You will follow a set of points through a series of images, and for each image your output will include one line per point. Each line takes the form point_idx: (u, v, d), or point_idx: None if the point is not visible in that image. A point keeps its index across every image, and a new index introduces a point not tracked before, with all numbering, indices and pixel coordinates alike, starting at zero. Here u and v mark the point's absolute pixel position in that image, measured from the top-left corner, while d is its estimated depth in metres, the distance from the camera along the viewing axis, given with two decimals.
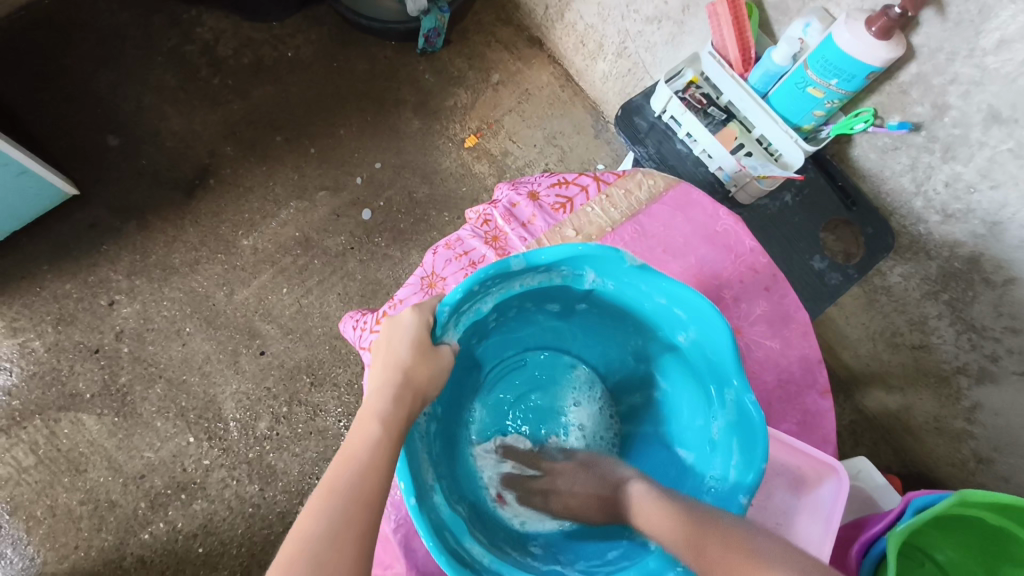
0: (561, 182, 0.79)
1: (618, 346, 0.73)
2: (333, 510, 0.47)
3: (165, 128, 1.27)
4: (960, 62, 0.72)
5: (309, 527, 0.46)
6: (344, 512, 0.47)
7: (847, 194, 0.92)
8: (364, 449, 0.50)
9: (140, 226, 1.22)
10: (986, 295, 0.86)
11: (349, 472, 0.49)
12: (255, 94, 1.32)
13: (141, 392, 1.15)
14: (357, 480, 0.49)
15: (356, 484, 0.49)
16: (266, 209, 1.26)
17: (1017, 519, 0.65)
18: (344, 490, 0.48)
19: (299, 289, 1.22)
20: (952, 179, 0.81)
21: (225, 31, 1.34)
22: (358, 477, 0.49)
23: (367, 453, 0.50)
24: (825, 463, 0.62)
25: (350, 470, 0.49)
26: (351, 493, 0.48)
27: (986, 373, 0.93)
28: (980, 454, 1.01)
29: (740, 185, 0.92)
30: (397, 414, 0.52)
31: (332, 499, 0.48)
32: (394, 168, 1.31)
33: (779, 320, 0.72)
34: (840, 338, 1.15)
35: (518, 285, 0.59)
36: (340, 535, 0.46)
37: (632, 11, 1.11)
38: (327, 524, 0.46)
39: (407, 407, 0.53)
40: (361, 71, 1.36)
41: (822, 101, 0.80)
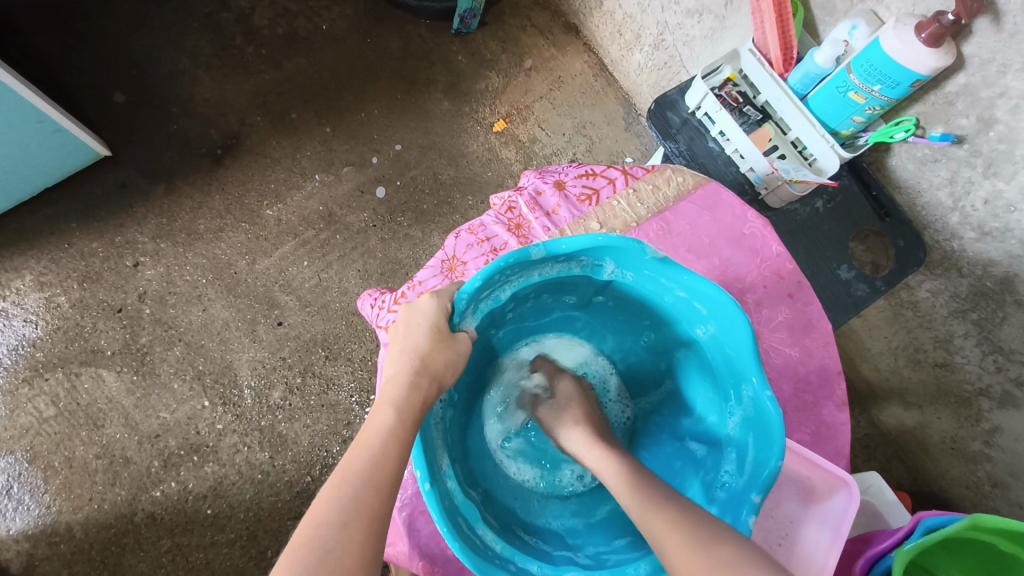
0: (589, 174, 0.78)
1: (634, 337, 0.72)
2: (343, 497, 0.47)
3: (198, 94, 1.28)
4: (1012, 75, 0.69)
5: (321, 512, 0.46)
6: (355, 497, 0.47)
7: (880, 204, 0.89)
8: (378, 435, 0.51)
9: (169, 190, 1.23)
10: (1016, 317, 0.84)
11: (362, 459, 0.49)
12: (288, 66, 1.32)
13: (161, 353, 1.17)
14: (370, 468, 0.49)
15: (368, 473, 0.49)
16: (293, 180, 1.26)
17: None
18: (356, 477, 0.48)
19: (320, 263, 1.23)
20: (992, 196, 0.79)
21: (262, 1, 1.34)
22: (370, 464, 0.49)
23: (381, 440, 0.50)
24: (836, 476, 0.61)
25: (362, 457, 0.50)
26: (365, 481, 0.48)
27: (1008, 397, 0.91)
28: (995, 477, 0.99)
29: (771, 188, 0.90)
30: (411, 401, 0.53)
31: (344, 486, 0.48)
32: (421, 148, 1.30)
33: (800, 328, 0.70)
34: (861, 349, 1.14)
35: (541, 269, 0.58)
36: (352, 523, 0.46)
37: (673, 3, 1.09)
38: (338, 510, 0.46)
39: (423, 395, 0.53)
40: (394, 48, 1.35)
41: (863, 107, 0.78)
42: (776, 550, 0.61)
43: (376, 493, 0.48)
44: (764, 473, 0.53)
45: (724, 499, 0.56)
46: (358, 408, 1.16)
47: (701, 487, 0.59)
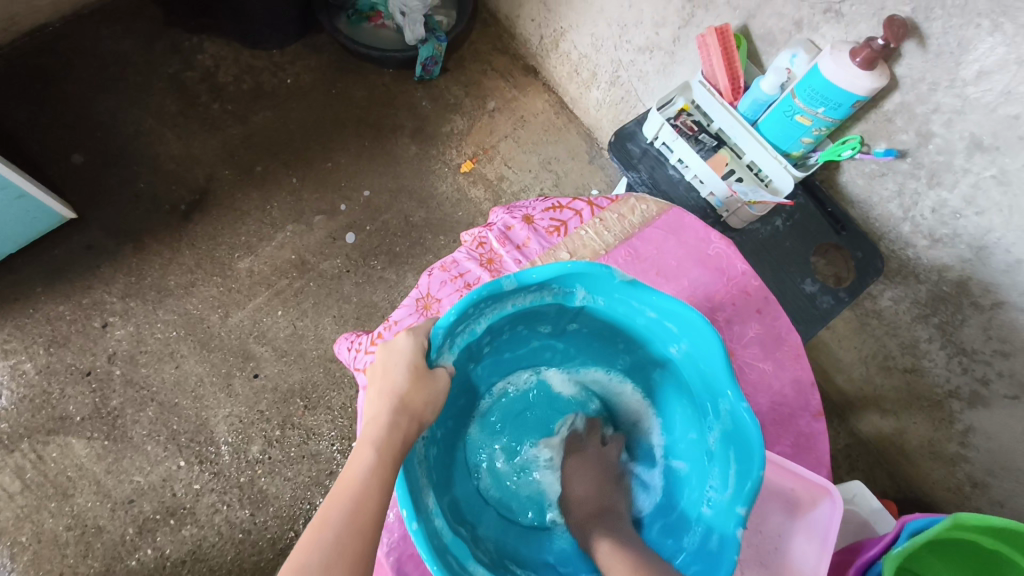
0: (556, 207, 0.79)
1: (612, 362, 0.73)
2: (326, 541, 0.47)
3: (164, 153, 1.29)
4: (942, 91, 0.74)
5: (303, 557, 0.47)
6: (337, 543, 0.48)
7: (836, 219, 0.92)
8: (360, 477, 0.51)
9: (137, 248, 1.22)
10: (975, 318, 0.88)
11: (344, 499, 0.50)
12: (254, 120, 1.34)
13: (133, 415, 1.14)
14: (352, 509, 0.49)
15: (350, 514, 0.49)
16: (263, 231, 1.27)
17: (1011, 543, 0.67)
18: (339, 519, 0.49)
19: (294, 312, 1.22)
20: (938, 205, 0.83)
21: (226, 58, 1.36)
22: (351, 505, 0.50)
23: (363, 480, 0.50)
24: (820, 485, 0.62)
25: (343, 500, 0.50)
26: (346, 525, 0.48)
27: (977, 397, 0.96)
28: (975, 478, 1.04)
29: (732, 210, 0.92)
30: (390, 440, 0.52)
31: (326, 529, 0.48)
32: (391, 193, 1.32)
33: (771, 342, 0.71)
34: (833, 361, 1.18)
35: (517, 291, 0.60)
36: (334, 567, 0.46)
37: (625, 42, 1.14)
38: (320, 556, 0.47)
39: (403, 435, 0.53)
40: (359, 97, 1.38)
41: (809, 129, 0.83)
42: (767, 565, 0.61)
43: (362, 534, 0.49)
44: (747, 484, 0.53)
45: (711, 516, 0.56)
46: (341, 457, 1.14)
47: (689, 506, 0.60)
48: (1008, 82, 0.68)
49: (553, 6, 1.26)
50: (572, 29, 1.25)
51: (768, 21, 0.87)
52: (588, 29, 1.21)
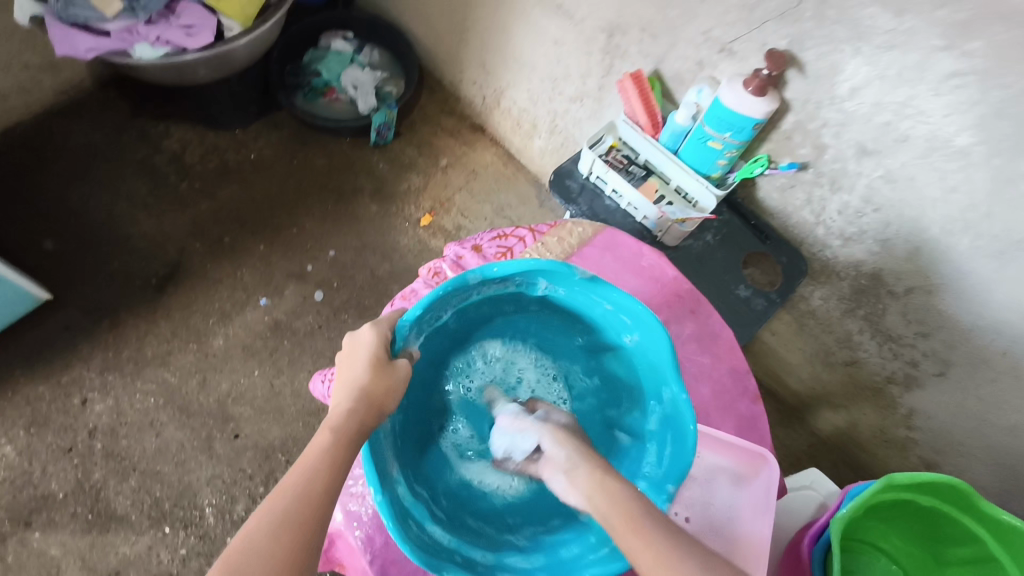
0: (501, 235, 0.87)
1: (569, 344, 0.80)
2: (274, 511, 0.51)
3: (137, 232, 1.35)
4: (826, 109, 0.85)
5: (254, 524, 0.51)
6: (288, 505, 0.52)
7: (760, 231, 1.03)
8: (316, 452, 0.56)
9: (113, 324, 1.27)
10: (893, 305, 0.97)
11: (296, 476, 0.54)
12: (222, 194, 1.42)
13: (115, 486, 1.15)
14: (303, 485, 0.53)
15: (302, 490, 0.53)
16: (236, 297, 1.32)
17: (941, 496, 0.74)
18: (291, 492, 0.53)
19: (270, 370, 1.27)
20: (843, 207, 0.93)
21: (191, 140, 1.46)
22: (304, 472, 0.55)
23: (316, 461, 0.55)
24: (756, 453, 0.69)
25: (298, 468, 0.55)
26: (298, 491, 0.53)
27: (912, 379, 1.04)
28: (926, 459, 1.12)
29: (664, 230, 1.01)
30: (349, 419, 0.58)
31: (278, 500, 0.52)
32: (356, 250, 1.40)
33: (707, 338, 0.79)
34: (782, 364, 1.26)
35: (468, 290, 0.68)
36: (281, 532, 0.50)
37: (557, 94, 1.27)
38: (270, 516, 0.51)
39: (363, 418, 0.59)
40: (319, 165, 1.48)
41: (722, 152, 0.94)
42: (721, 535, 0.67)
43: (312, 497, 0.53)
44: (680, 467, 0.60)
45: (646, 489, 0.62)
46: None
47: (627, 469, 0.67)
48: (876, 95, 0.79)
49: (491, 69, 1.40)
50: (509, 88, 1.39)
51: (674, 64, 0.99)
52: (524, 87, 1.35)
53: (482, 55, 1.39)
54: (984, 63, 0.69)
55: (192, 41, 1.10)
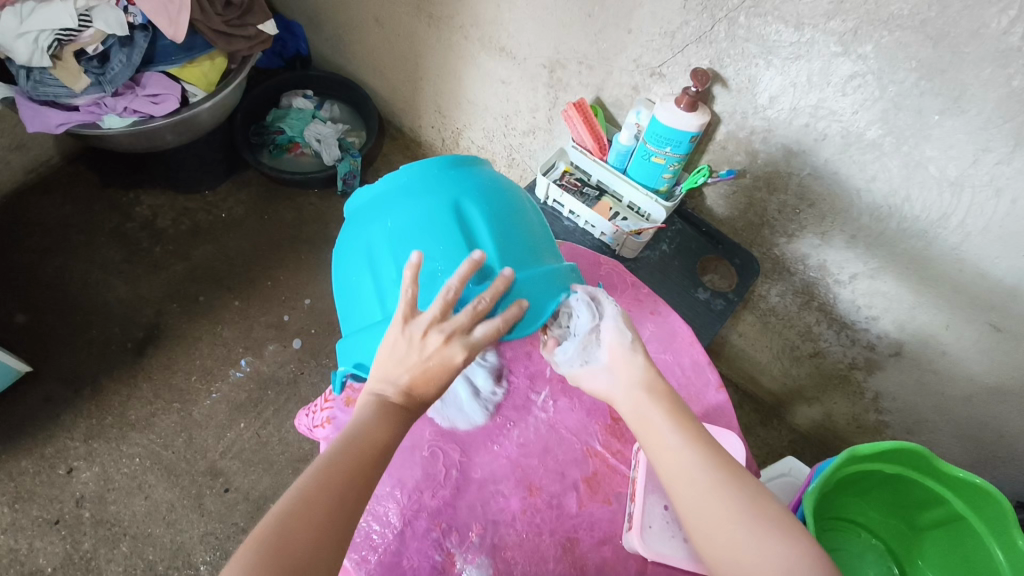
0: None
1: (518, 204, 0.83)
2: (307, 500, 0.53)
3: (113, 298, 1.38)
4: (751, 118, 0.93)
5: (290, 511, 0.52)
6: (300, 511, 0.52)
7: (712, 237, 1.10)
8: (341, 461, 0.57)
9: (95, 391, 1.27)
10: (843, 293, 1.04)
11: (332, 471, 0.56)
12: (196, 254, 1.46)
13: (106, 554, 1.14)
14: (333, 478, 0.55)
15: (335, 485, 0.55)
16: (217, 352, 1.35)
17: (904, 462, 0.78)
18: (328, 487, 0.55)
19: (256, 422, 1.28)
20: (782, 206, 1.00)
21: (162, 207, 1.51)
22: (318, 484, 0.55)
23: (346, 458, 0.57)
24: (718, 431, 0.75)
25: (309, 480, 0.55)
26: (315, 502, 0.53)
27: (872, 362, 1.09)
28: (898, 438, 1.17)
29: (621, 243, 1.06)
30: (377, 417, 0.61)
31: (316, 494, 0.54)
32: (333, 296, 1.44)
33: (667, 336, 0.85)
34: (753, 365, 1.31)
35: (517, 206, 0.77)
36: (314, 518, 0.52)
37: (510, 129, 1.35)
38: (302, 503, 0.53)
39: (386, 412, 0.62)
40: (290, 219, 1.54)
41: (666, 166, 1.00)
42: None
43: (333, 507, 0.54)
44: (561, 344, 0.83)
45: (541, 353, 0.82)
46: None
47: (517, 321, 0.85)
48: (793, 101, 0.87)
49: (446, 112, 1.48)
50: (466, 128, 1.46)
51: (613, 91, 1.07)
52: (479, 126, 1.42)
53: (436, 101, 1.47)
54: (877, 64, 0.77)
55: (158, 108, 1.16)
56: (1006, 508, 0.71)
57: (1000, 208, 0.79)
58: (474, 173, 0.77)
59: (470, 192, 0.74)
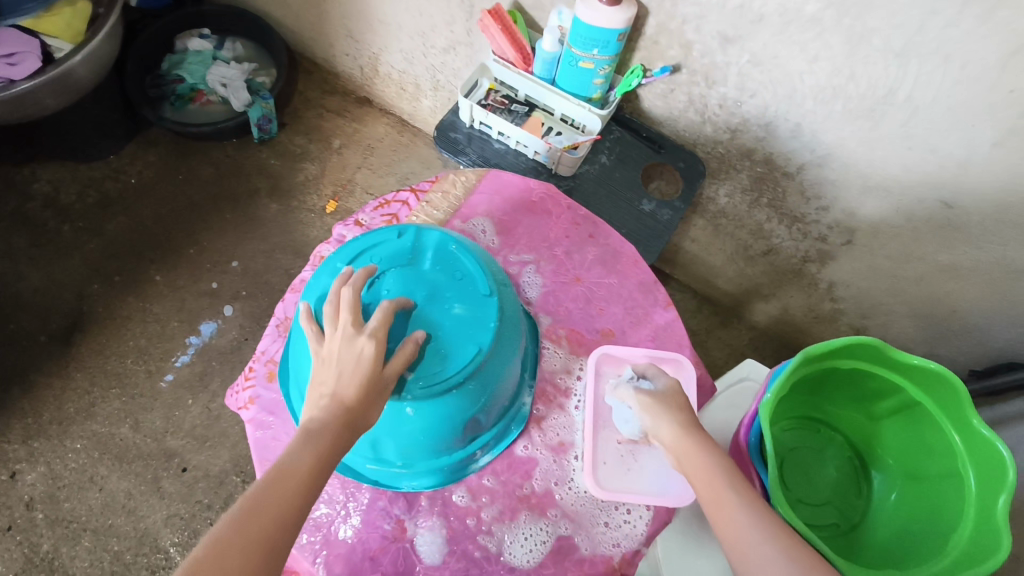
0: (383, 204, 0.80)
1: (513, 314, 0.70)
2: (249, 522, 0.49)
3: (26, 287, 1.27)
4: (682, 4, 0.84)
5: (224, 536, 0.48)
6: (223, 562, 0.47)
7: (653, 141, 1.02)
8: (264, 507, 0.50)
9: (24, 389, 1.19)
10: (792, 186, 0.98)
11: (267, 488, 0.52)
12: (109, 228, 1.34)
13: (69, 552, 1.10)
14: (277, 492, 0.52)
15: (276, 504, 0.51)
16: (150, 330, 1.26)
17: (857, 355, 0.76)
18: (262, 508, 0.50)
19: (204, 396, 1.22)
20: (723, 100, 0.93)
21: (62, 179, 1.37)
22: (237, 526, 0.49)
23: (289, 470, 0.53)
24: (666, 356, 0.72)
25: (226, 523, 0.49)
26: (238, 551, 0.47)
27: (826, 254, 1.06)
28: (856, 325, 1.16)
29: (557, 161, 0.99)
30: (307, 450, 0.54)
31: (252, 517, 0.49)
32: (265, 253, 1.35)
33: (610, 258, 0.79)
34: (710, 270, 1.27)
35: (514, 359, 0.70)
36: (247, 538, 0.48)
37: (429, 47, 1.22)
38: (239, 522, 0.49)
39: (322, 449, 0.55)
40: (207, 175, 1.41)
41: (596, 70, 0.91)
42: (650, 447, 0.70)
43: (262, 556, 0.48)
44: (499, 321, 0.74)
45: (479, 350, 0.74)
46: None
47: None
48: None
49: (358, 36, 1.34)
50: (382, 52, 1.33)
51: None
52: (395, 48, 1.29)
53: (345, 24, 1.32)
54: None
55: (17, 69, 1.01)
56: (961, 390, 0.69)
57: (948, 76, 0.73)
58: (490, 368, 0.66)
59: (477, 404, 0.66)
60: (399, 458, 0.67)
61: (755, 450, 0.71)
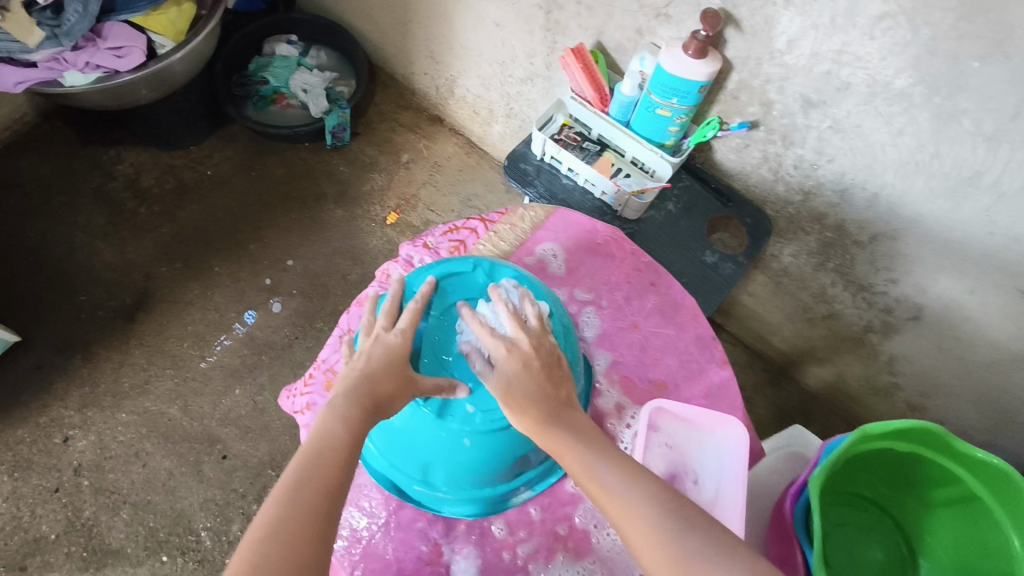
0: (453, 228, 0.84)
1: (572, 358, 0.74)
2: (294, 495, 0.50)
3: (99, 263, 1.34)
4: (766, 64, 0.84)
5: (274, 512, 0.49)
6: (280, 537, 0.48)
7: (721, 194, 1.02)
8: (307, 478, 0.52)
9: (86, 359, 1.25)
10: (861, 255, 0.97)
11: (307, 461, 0.53)
12: (182, 215, 1.40)
13: (107, 521, 1.14)
14: (315, 462, 0.53)
15: (315, 473, 0.52)
16: (209, 317, 1.31)
17: (914, 441, 0.74)
18: (305, 479, 0.52)
19: (252, 387, 1.26)
20: (798, 161, 0.92)
21: (146, 163, 1.45)
22: (288, 503, 0.50)
23: (324, 443, 0.55)
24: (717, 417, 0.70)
25: (277, 502, 0.50)
26: (294, 527, 0.48)
27: (888, 326, 1.04)
28: (911, 402, 1.12)
29: (623, 203, 1.00)
30: (339, 422, 0.57)
31: (297, 488, 0.51)
32: (326, 257, 1.39)
33: (669, 309, 0.79)
34: (765, 325, 1.25)
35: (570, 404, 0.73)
36: (301, 510, 0.50)
37: (507, 76, 1.25)
38: (289, 499, 0.50)
39: (350, 420, 0.58)
40: (279, 175, 1.47)
41: (672, 118, 0.92)
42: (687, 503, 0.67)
43: (315, 527, 0.49)
44: None
45: None
46: None
47: None
48: (813, 45, 0.78)
49: (439, 58, 1.38)
50: (461, 76, 1.37)
51: (615, 34, 0.97)
52: (475, 73, 1.33)
53: (428, 45, 1.37)
54: (911, 3, 0.68)
55: (123, 62, 1.06)
56: None
57: None
58: None
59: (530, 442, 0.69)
60: (448, 484, 0.69)
61: (801, 523, 0.70)
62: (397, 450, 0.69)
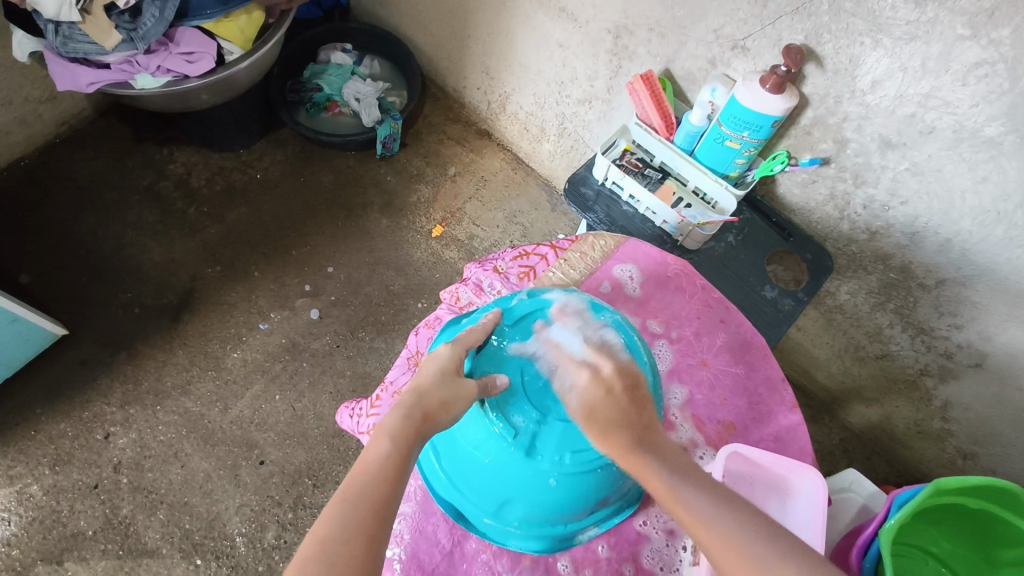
0: (522, 254, 0.86)
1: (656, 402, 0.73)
2: (346, 515, 0.50)
3: (148, 260, 1.35)
4: (846, 103, 0.82)
5: (325, 530, 0.49)
6: (334, 556, 0.48)
7: (782, 228, 1.01)
8: (359, 499, 0.52)
9: (130, 355, 1.26)
10: (925, 298, 0.95)
11: (358, 480, 0.53)
12: (230, 217, 1.41)
13: (144, 520, 1.14)
14: (366, 484, 0.53)
15: (366, 494, 0.52)
16: (252, 320, 1.32)
17: (989, 496, 0.72)
18: (355, 498, 0.52)
19: (292, 394, 1.26)
20: (868, 201, 0.90)
21: (196, 164, 1.46)
22: (341, 524, 0.50)
23: (377, 464, 0.54)
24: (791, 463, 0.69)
25: (330, 520, 0.50)
26: (344, 546, 0.49)
27: (946, 371, 1.01)
28: (963, 450, 1.09)
29: (685, 234, 0.99)
30: (389, 442, 0.56)
31: (348, 505, 0.51)
32: (369, 266, 1.39)
33: (739, 347, 0.80)
34: (812, 361, 1.23)
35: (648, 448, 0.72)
36: (353, 531, 0.50)
37: (564, 97, 1.25)
38: (340, 520, 0.50)
39: (400, 438, 0.57)
40: (327, 182, 1.47)
41: (741, 151, 0.91)
42: None
43: (361, 547, 0.49)
44: None
45: None
46: None
47: None
48: (899, 87, 0.77)
49: (494, 74, 1.38)
50: (515, 93, 1.37)
51: (686, 62, 0.96)
52: (530, 91, 1.32)
53: (484, 61, 1.37)
54: (1012, 52, 0.67)
55: (194, 67, 1.08)
56: None
57: None
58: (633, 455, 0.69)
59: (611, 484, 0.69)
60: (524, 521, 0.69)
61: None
62: (472, 486, 0.69)
